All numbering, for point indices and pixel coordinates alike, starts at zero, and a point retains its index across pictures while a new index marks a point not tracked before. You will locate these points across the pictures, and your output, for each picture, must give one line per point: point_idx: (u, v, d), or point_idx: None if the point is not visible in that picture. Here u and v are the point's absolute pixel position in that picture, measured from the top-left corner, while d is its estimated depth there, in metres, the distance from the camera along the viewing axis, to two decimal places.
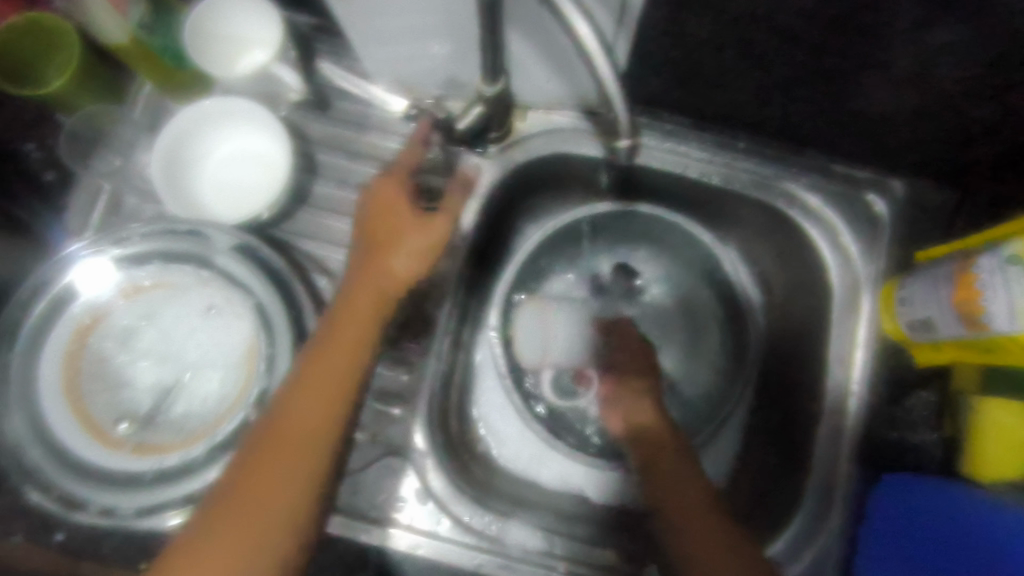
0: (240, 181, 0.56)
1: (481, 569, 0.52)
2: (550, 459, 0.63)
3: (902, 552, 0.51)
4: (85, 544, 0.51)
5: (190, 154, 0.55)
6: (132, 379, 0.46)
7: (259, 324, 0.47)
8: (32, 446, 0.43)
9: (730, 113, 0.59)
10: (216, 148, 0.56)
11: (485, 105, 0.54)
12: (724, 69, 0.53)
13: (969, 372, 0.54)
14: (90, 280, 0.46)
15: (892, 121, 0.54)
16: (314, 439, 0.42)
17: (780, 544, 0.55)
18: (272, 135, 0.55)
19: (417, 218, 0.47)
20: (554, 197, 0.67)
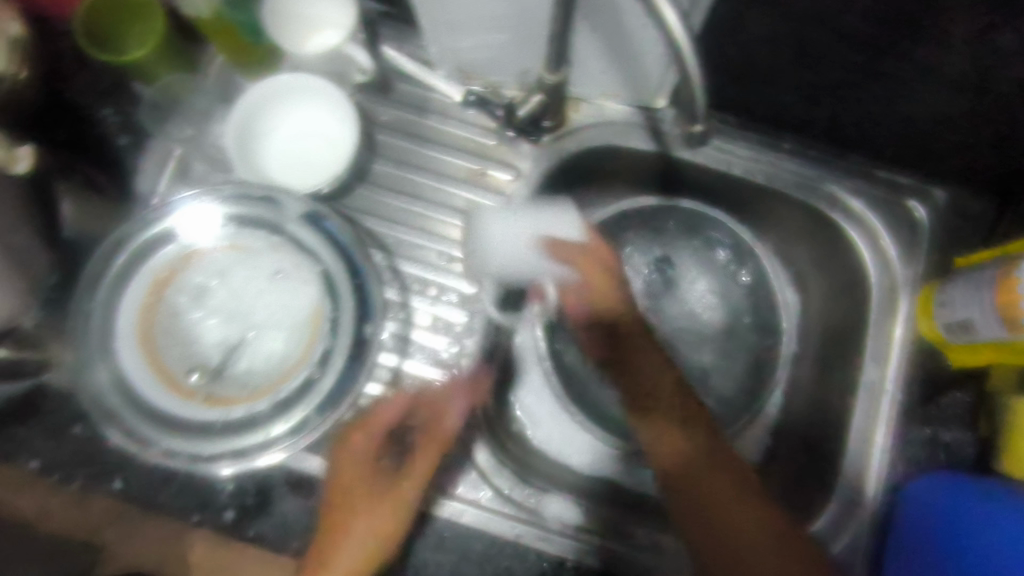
0: (307, 153, 0.58)
1: (521, 539, 0.54)
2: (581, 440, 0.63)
3: (928, 540, 0.53)
4: (143, 492, 0.53)
5: (260, 126, 0.57)
6: (203, 334, 0.48)
7: (324, 290, 0.49)
8: (110, 393, 0.45)
9: (778, 114, 0.61)
10: (286, 121, 0.58)
11: (545, 95, 0.56)
12: (775, 67, 0.55)
13: (1004, 374, 0.56)
14: (191, 229, 0.49)
15: (936, 128, 0.55)
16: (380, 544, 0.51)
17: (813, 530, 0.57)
18: (338, 112, 0.58)
19: (384, 477, 0.52)
20: (599, 187, 0.69)
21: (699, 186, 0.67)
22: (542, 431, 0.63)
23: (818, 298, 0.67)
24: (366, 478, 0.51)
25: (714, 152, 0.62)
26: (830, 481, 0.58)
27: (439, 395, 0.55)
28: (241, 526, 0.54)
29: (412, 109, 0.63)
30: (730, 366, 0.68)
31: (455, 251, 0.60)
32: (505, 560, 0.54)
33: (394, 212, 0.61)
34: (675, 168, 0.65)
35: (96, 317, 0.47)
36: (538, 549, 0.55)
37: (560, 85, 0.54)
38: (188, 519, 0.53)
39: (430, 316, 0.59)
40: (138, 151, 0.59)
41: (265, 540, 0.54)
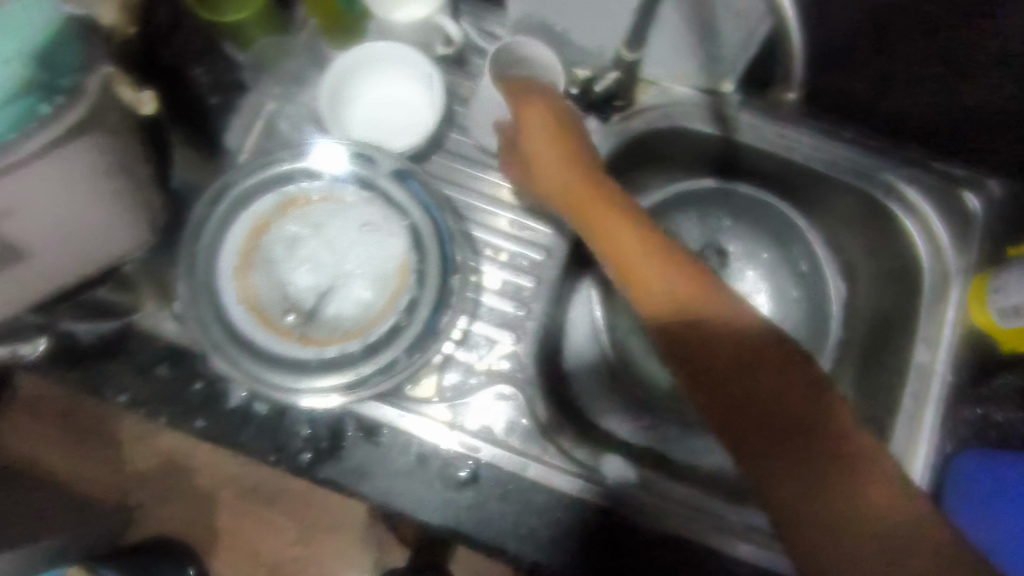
0: (389, 119, 0.61)
1: (582, 495, 0.56)
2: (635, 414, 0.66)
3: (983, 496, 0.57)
4: (225, 432, 0.56)
5: (348, 91, 0.60)
6: (297, 278, 0.51)
7: (411, 244, 0.52)
8: (214, 326, 0.49)
9: (848, 104, 0.67)
10: (371, 88, 0.61)
11: (621, 72, 0.58)
12: (854, 57, 0.64)
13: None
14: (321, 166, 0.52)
15: (1005, 118, 0.62)
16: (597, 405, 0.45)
17: None
18: (421, 80, 0.60)
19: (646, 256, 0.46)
20: (658, 169, 0.72)
21: (755, 172, 0.70)
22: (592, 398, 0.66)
23: (865, 285, 0.69)
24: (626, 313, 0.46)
25: (777, 136, 0.64)
26: None
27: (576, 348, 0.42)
28: (314, 469, 0.56)
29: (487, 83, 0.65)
30: None
31: (525, 219, 0.63)
32: (563, 514, 0.56)
33: (464, 180, 0.63)
34: (735, 152, 0.67)
35: (201, 256, 0.50)
36: (596, 505, 0.56)
37: (637, 62, 0.56)
38: (268, 459, 0.56)
39: (500, 281, 0.61)
40: (228, 109, 0.61)
41: (337, 482, 0.56)
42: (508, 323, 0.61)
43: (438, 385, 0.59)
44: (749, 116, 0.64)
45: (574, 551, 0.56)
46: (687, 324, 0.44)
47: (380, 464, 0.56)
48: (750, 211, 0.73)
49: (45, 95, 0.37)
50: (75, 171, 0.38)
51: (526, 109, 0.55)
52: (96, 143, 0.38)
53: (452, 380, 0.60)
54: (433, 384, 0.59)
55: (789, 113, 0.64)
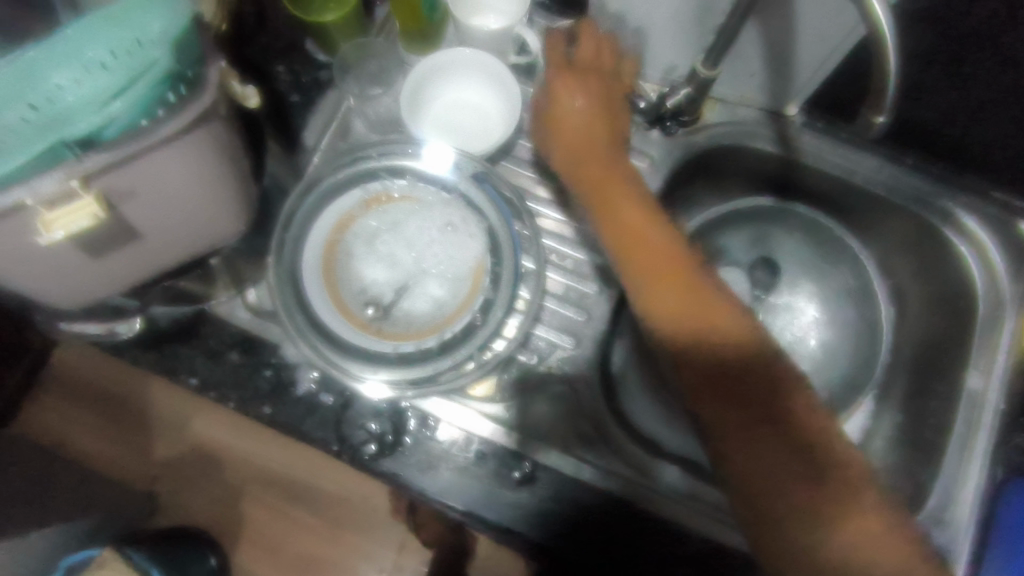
0: (463, 124, 0.63)
1: (636, 498, 0.58)
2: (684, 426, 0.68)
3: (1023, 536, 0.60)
4: (291, 420, 0.57)
5: (427, 93, 0.63)
6: (376, 273, 0.53)
7: (488, 246, 0.53)
8: (297, 313, 0.50)
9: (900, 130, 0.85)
10: (448, 93, 0.64)
11: (693, 89, 0.60)
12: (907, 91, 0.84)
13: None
14: (434, 160, 0.54)
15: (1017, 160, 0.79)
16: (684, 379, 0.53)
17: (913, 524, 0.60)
18: (497, 90, 0.63)
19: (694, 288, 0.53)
20: (715, 186, 0.74)
21: (811, 192, 0.71)
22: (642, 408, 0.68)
23: (915, 309, 0.70)
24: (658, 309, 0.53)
25: (840, 158, 0.66)
26: (927, 483, 0.61)
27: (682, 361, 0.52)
28: (375, 463, 0.56)
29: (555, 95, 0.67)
30: (827, 362, 0.73)
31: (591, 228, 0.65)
32: (618, 520, 0.57)
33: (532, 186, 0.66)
34: (794, 171, 0.69)
35: (288, 245, 0.52)
36: (650, 511, 0.58)
37: (710, 80, 0.58)
38: (331, 448, 0.57)
39: (562, 285, 0.64)
40: (309, 108, 0.63)
41: (397, 478, 0.57)
42: (570, 328, 0.63)
43: (498, 385, 0.61)
44: (812, 137, 0.66)
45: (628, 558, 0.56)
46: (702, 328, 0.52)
47: (440, 461, 0.57)
48: (805, 230, 0.75)
49: (174, 85, 0.38)
50: (192, 158, 0.40)
51: (565, 90, 0.59)
52: (211, 133, 0.40)
53: (512, 380, 0.61)
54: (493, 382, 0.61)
55: (854, 135, 0.65)
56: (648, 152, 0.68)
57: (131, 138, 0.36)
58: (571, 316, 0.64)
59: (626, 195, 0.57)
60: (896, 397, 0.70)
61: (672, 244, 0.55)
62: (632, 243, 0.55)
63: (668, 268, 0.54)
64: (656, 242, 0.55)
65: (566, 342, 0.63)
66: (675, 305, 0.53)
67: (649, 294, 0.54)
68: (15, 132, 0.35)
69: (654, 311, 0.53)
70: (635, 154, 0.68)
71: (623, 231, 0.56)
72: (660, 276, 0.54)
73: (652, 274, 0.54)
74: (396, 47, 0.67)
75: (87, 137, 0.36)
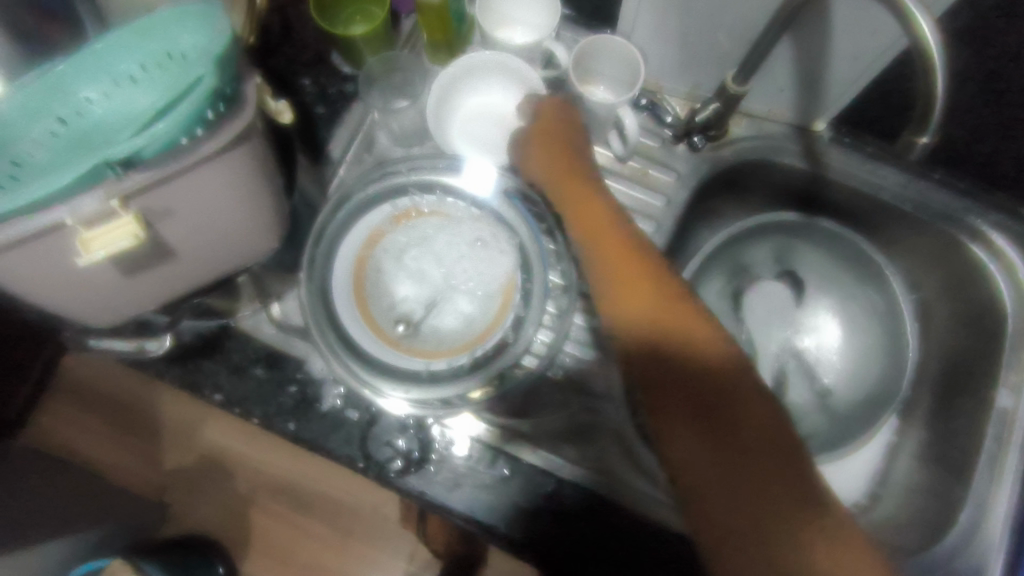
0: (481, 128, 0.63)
1: (663, 517, 0.57)
2: None
3: None
4: (316, 436, 0.57)
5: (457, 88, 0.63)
6: (405, 289, 0.52)
7: (519, 262, 0.53)
8: (327, 329, 0.50)
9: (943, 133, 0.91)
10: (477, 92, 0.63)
11: (723, 102, 0.59)
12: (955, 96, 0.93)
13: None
14: (477, 181, 0.55)
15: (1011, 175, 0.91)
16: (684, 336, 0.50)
17: (944, 545, 0.59)
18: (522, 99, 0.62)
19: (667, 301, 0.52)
20: (738, 199, 0.73)
21: (836, 206, 0.71)
22: None
23: (941, 325, 0.70)
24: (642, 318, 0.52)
25: (868, 174, 0.65)
26: (957, 502, 0.60)
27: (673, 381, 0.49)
28: (401, 480, 0.56)
29: None
30: (851, 376, 0.73)
31: None
32: (646, 539, 0.56)
33: None
34: (819, 186, 0.69)
35: (318, 260, 0.51)
36: (678, 530, 0.57)
37: (740, 95, 0.57)
38: (356, 466, 0.56)
39: (588, 300, 0.64)
40: (334, 120, 0.63)
41: (423, 495, 0.56)
42: (596, 343, 0.63)
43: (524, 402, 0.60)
44: (840, 152, 0.65)
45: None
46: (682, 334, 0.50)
47: (466, 478, 0.56)
48: (830, 245, 0.75)
49: (214, 102, 0.37)
50: (232, 176, 0.40)
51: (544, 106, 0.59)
52: (250, 151, 0.40)
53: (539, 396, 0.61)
54: (519, 399, 0.60)
55: (881, 149, 0.65)
56: (674, 166, 0.67)
57: (171, 157, 0.36)
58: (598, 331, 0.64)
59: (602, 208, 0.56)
60: (922, 414, 0.69)
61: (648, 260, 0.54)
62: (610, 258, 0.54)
63: (634, 280, 0.52)
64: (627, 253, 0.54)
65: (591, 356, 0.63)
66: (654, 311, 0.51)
67: (617, 305, 0.53)
68: (52, 149, 0.38)
69: (636, 324, 0.52)
70: (661, 167, 0.67)
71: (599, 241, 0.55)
72: (627, 286, 0.52)
73: (620, 281, 0.53)
74: (422, 60, 0.66)
75: (129, 156, 0.35)
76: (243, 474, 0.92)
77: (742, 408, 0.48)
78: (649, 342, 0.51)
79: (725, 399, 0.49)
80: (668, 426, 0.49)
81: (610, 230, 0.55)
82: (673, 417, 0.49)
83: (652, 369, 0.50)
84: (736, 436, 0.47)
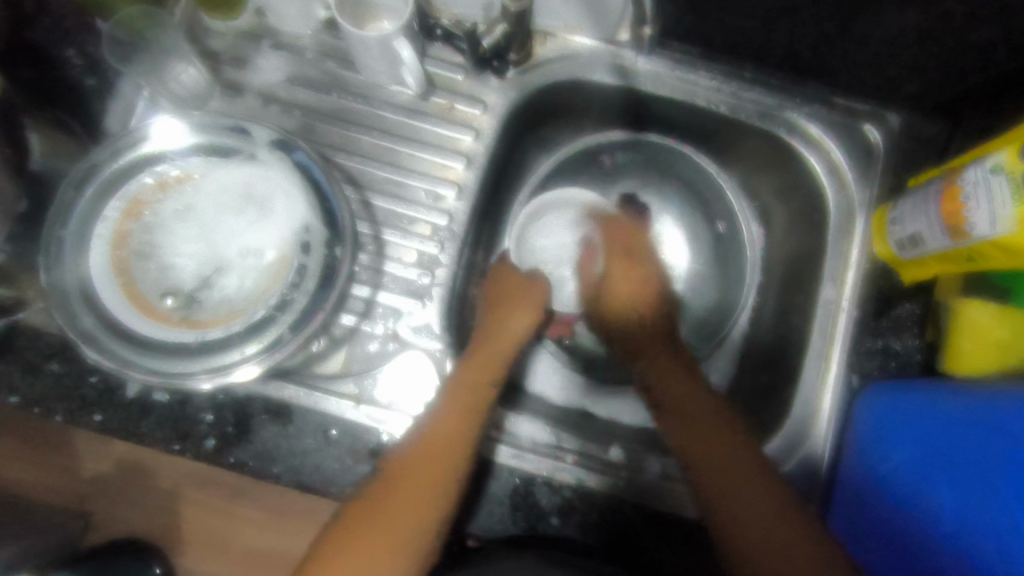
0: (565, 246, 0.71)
1: (493, 457, 0.57)
2: (588, 391, 0.69)
3: (916, 491, 0.51)
4: (125, 423, 0.55)
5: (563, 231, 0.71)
6: (174, 258, 0.50)
7: (311, 202, 0.51)
8: (83, 312, 0.47)
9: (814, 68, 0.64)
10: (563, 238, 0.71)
11: (509, 23, 0.57)
12: None
13: (977, 306, 0.53)
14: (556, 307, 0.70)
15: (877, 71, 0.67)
16: (722, 426, 0.55)
17: (776, 443, 0.59)
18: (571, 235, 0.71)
19: (702, 400, 0.57)
20: (570, 124, 0.71)
21: (667, 120, 0.68)
22: (539, 367, 0.70)
23: (780, 229, 0.69)
24: (690, 409, 0.56)
25: (680, 83, 0.64)
26: (787, 396, 0.62)
27: (726, 462, 0.52)
28: (221, 453, 0.55)
29: (365, 46, 0.56)
30: (703, 289, 0.73)
31: (437, 187, 0.62)
32: (480, 479, 0.57)
33: (368, 150, 0.62)
34: (639, 103, 0.66)
35: (70, 241, 0.48)
36: (510, 465, 0.57)
37: (524, 11, 0.56)
38: (169, 449, 0.55)
39: (416, 252, 0.61)
40: (107, 92, 0.59)
41: (245, 468, 0.55)
42: (413, 291, 0.60)
43: (345, 361, 0.59)
44: (647, 61, 0.63)
45: (493, 514, 0.56)
46: (711, 424, 0.55)
47: (278, 454, 0.55)
48: (661, 159, 0.72)
49: None
50: None
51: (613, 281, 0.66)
52: None
53: (365, 353, 0.59)
54: (342, 357, 0.59)
55: (688, 55, 0.64)
56: (484, 98, 0.63)
57: None
58: (412, 278, 0.60)
59: (656, 317, 0.64)
60: (765, 320, 0.69)
61: (683, 360, 0.61)
62: (651, 358, 0.61)
63: (675, 379, 0.59)
64: (667, 355, 0.61)
65: (408, 303, 0.60)
66: (690, 403, 0.56)
67: (665, 395, 0.58)
68: None
69: (674, 418, 0.56)
70: (469, 100, 0.63)
71: (644, 354, 0.62)
72: (671, 383, 0.58)
73: (665, 377, 0.59)
74: (195, 14, 0.62)
75: None
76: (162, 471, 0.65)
77: (777, 497, 0.50)
78: (686, 434, 0.55)
79: (754, 460, 0.52)
80: (726, 497, 0.51)
81: (653, 339, 0.62)
82: (717, 500, 0.51)
83: (695, 456, 0.53)
84: (774, 516, 0.49)
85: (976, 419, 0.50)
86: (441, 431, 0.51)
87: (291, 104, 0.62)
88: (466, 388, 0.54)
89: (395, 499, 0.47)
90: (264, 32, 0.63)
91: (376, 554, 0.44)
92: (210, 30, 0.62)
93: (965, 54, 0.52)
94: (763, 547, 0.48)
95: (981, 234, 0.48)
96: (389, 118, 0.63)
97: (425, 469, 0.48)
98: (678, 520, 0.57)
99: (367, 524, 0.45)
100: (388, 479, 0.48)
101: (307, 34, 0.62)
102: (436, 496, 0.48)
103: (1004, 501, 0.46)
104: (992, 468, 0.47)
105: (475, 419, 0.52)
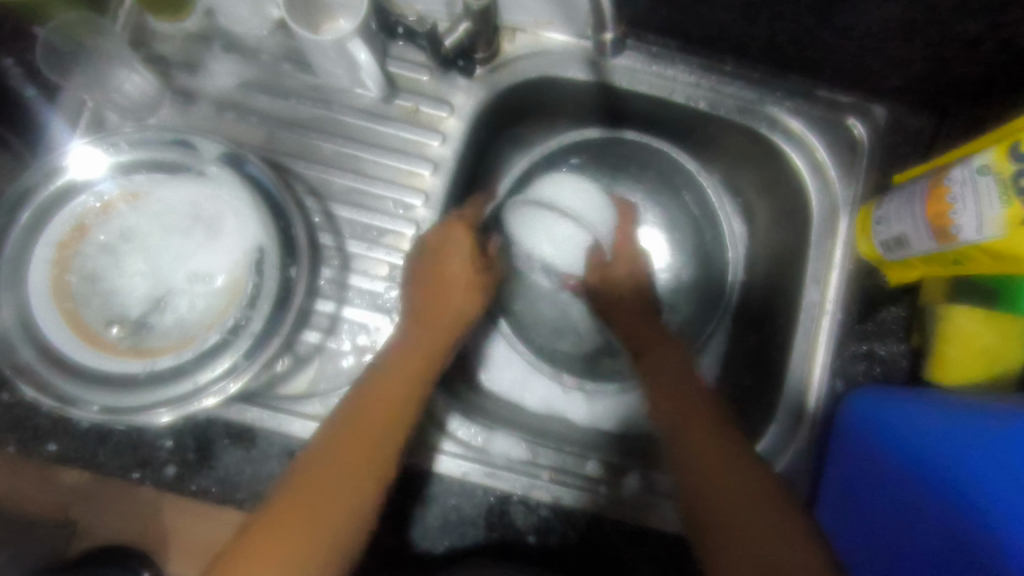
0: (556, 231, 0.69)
1: (467, 477, 0.56)
2: (558, 391, 0.65)
3: (890, 496, 0.50)
4: (79, 452, 0.54)
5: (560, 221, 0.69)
6: (121, 286, 0.48)
7: (264, 221, 0.48)
8: (22, 345, 0.44)
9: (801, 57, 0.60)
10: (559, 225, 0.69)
11: (473, 21, 0.54)
12: None
13: (962, 314, 0.51)
14: (503, 385, 0.65)
15: None
16: (681, 376, 0.57)
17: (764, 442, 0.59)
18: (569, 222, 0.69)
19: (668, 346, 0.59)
20: (543, 124, 0.68)
21: (645, 115, 0.65)
22: (499, 369, 0.65)
23: (763, 227, 0.67)
24: (652, 357, 0.59)
25: (656, 77, 0.61)
26: (770, 402, 0.60)
27: (680, 406, 0.54)
28: (183, 481, 0.54)
29: (321, 49, 0.53)
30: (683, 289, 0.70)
31: (404, 196, 0.59)
32: (453, 499, 0.56)
33: (330, 157, 0.59)
34: (615, 100, 0.63)
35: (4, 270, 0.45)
36: (484, 485, 0.56)
37: (488, 9, 0.53)
38: (128, 478, 0.54)
39: (385, 265, 0.58)
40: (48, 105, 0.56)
41: (207, 495, 0.53)
42: (380, 305, 0.58)
43: (310, 379, 0.56)
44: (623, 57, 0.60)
45: (467, 535, 0.55)
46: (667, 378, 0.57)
47: (240, 478, 0.54)
48: (640, 158, 0.68)
49: None
50: None
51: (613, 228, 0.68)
52: None
53: (331, 371, 0.57)
54: (308, 376, 0.57)
55: (664, 49, 0.61)
56: (450, 99, 0.60)
57: None
58: (378, 291, 0.58)
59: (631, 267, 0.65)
60: (747, 322, 0.67)
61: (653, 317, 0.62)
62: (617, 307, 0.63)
63: (640, 326, 0.61)
64: (637, 305, 0.63)
65: (375, 318, 0.58)
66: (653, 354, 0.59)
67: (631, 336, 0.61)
68: None
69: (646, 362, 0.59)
70: (436, 102, 0.60)
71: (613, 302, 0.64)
72: (636, 331, 0.61)
73: (631, 327, 0.62)
74: (141, 16, 0.59)
75: None
76: (126, 489, 0.54)
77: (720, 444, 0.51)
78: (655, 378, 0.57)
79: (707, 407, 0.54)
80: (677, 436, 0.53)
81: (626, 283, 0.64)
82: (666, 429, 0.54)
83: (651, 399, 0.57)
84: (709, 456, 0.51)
85: (950, 423, 0.48)
86: (395, 379, 0.52)
87: (247, 109, 0.59)
88: (426, 342, 0.54)
89: (341, 452, 0.48)
90: (216, 34, 0.59)
91: (308, 516, 0.45)
92: (158, 34, 0.59)
93: (950, 47, 0.49)
94: (699, 482, 0.50)
95: (968, 238, 0.46)
96: (352, 121, 0.60)
97: (374, 414, 0.50)
98: (644, 530, 0.55)
99: (320, 472, 0.48)
100: (343, 418, 0.50)
101: (263, 34, 0.59)
102: (378, 450, 0.49)
103: (966, 504, 0.44)
104: (952, 471, 0.46)
105: (425, 369, 0.53)
